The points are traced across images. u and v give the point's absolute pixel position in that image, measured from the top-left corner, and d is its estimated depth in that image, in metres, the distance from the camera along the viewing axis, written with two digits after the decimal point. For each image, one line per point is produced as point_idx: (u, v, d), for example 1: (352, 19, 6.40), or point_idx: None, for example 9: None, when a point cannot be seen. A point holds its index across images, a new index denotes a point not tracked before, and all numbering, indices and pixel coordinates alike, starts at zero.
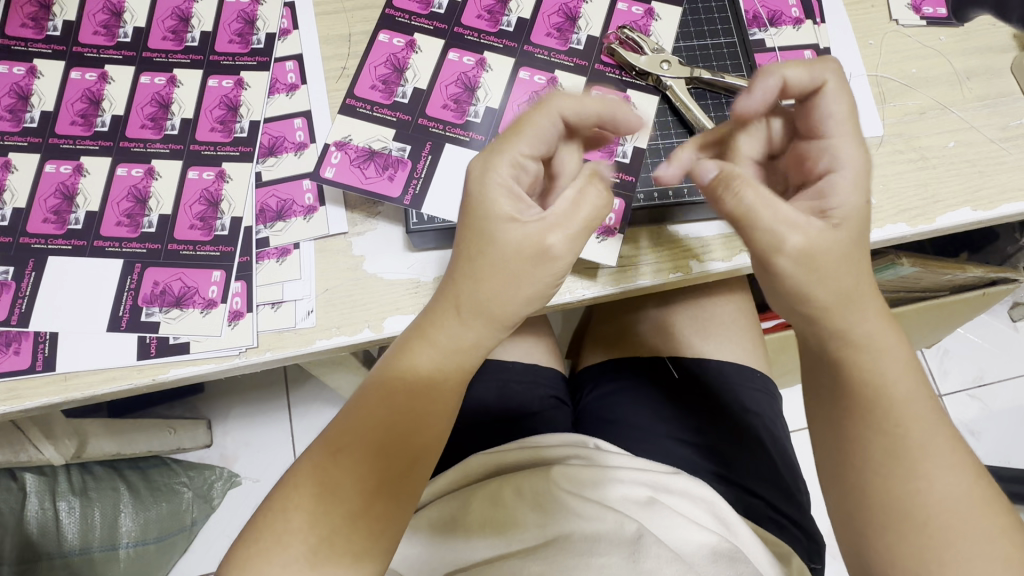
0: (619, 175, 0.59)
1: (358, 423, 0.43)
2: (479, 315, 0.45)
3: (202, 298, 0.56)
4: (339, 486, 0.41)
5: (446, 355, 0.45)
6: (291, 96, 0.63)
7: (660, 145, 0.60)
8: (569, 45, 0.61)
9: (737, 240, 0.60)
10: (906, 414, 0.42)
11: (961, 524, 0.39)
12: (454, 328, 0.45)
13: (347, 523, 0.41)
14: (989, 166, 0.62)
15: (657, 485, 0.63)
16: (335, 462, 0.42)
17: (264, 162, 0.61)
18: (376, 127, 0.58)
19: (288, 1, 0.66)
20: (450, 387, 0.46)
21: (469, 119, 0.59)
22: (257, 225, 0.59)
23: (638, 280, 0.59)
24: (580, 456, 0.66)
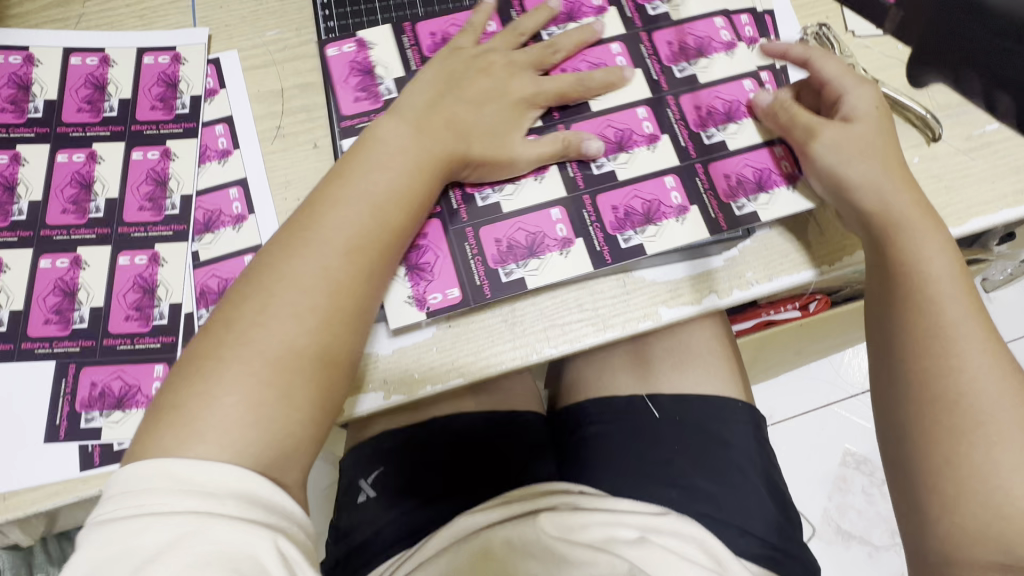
0: (603, 245, 0.57)
1: (275, 258, 0.50)
2: (385, 174, 0.52)
3: (145, 396, 0.53)
4: (295, 313, 0.48)
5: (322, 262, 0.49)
6: (224, 163, 0.59)
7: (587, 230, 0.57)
8: (624, 104, 0.61)
9: (705, 282, 0.57)
10: (937, 301, 0.52)
11: (987, 408, 0.50)
12: (364, 163, 0.53)
13: (280, 394, 0.46)
14: (954, 180, 0.61)
15: (646, 523, 0.62)
16: (280, 284, 0.48)
17: (200, 239, 0.57)
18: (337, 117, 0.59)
19: (212, 59, 0.62)
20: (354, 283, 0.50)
21: (385, 99, 0.60)
22: (199, 310, 0.55)
23: (606, 333, 0.56)
24: (566, 499, 0.63)
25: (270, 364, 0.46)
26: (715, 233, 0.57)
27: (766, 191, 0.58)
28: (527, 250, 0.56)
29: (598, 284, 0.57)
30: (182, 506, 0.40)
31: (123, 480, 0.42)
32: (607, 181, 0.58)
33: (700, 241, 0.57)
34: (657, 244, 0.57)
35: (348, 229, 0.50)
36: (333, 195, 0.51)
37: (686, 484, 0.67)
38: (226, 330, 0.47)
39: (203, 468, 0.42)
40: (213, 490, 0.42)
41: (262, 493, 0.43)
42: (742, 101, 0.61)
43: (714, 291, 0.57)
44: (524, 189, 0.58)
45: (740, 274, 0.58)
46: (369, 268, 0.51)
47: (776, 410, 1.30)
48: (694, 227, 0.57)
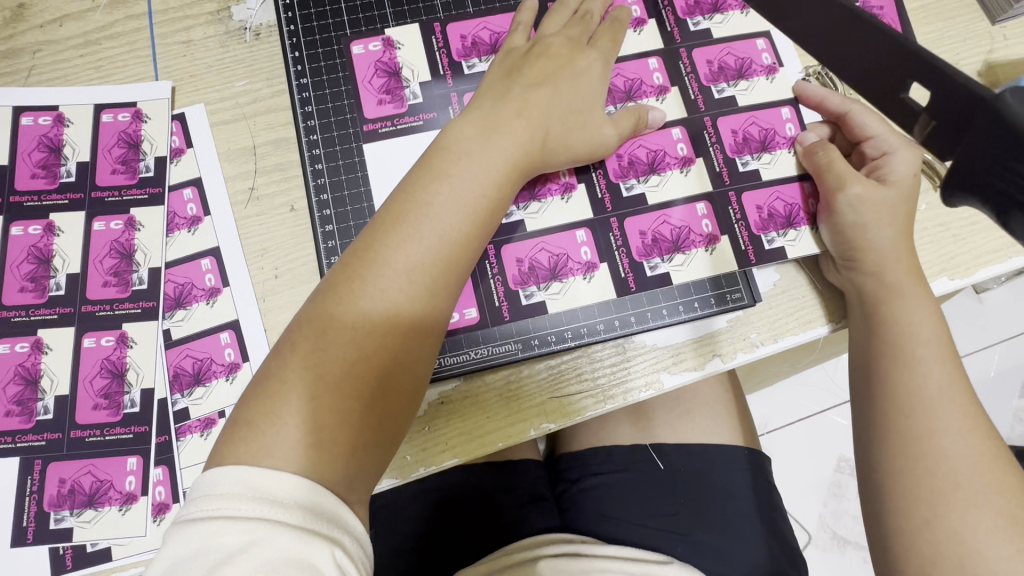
0: (628, 269, 0.55)
1: (343, 271, 0.45)
2: (494, 168, 0.49)
3: (119, 493, 0.50)
4: (357, 336, 0.43)
5: (387, 291, 0.45)
6: (193, 232, 0.55)
7: (614, 248, 0.55)
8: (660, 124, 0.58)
9: (708, 345, 0.55)
10: (924, 359, 0.48)
11: (967, 484, 0.45)
12: (482, 164, 0.48)
13: (356, 410, 0.42)
14: (962, 228, 0.58)
15: (648, 568, 0.59)
16: (352, 298, 0.44)
17: (171, 316, 0.53)
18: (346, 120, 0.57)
19: (176, 114, 0.58)
20: (422, 315, 0.46)
21: (409, 104, 0.58)
22: (172, 394, 0.52)
23: (606, 405, 0.53)
24: (566, 546, 0.61)
25: (340, 382, 0.42)
26: (721, 304, 0.55)
27: (796, 227, 0.56)
28: (548, 273, 0.55)
29: (596, 351, 0.54)
30: (254, 513, 0.37)
31: (203, 486, 0.39)
32: (636, 204, 0.56)
33: (704, 312, 0.55)
34: (662, 318, 0.54)
35: (448, 233, 0.47)
36: (418, 196, 0.47)
37: (689, 539, 0.64)
38: (296, 348, 0.43)
39: (281, 477, 0.39)
40: (284, 498, 0.38)
41: (330, 507, 0.39)
42: (778, 130, 0.58)
43: (717, 355, 0.55)
44: (550, 207, 0.56)
45: (744, 336, 0.55)
46: (440, 279, 0.46)
47: (771, 419, 1.07)
48: (721, 261, 0.55)
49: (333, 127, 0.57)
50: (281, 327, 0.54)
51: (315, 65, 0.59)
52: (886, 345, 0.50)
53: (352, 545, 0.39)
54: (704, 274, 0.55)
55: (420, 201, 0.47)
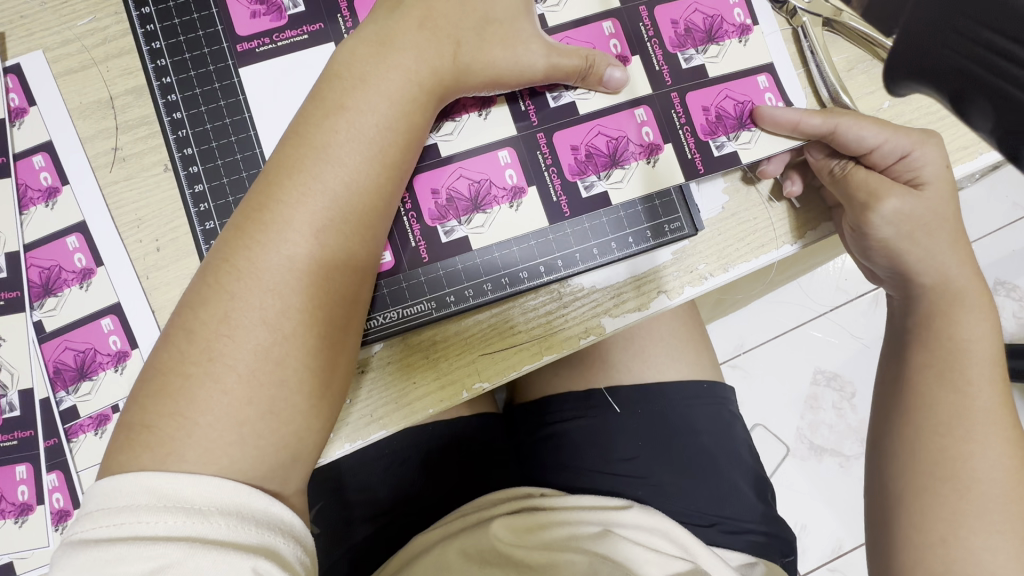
0: (562, 196, 0.46)
1: (232, 241, 0.36)
2: (399, 93, 0.38)
3: (12, 504, 0.45)
4: (268, 318, 0.34)
5: (288, 251, 0.35)
6: (52, 206, 0.47)
7: (544, 170, 0.46)
8: (587, 16, 0.48)
9: (650, 282, 0.48)
10: (973, 373, 0.44)
11: (993, 499, 0.42)
12: (384, 92, 0.38)
13: (269, 402, 0.34)
14: (931, 123, 0.51)
15: (611, 516, 0.56)
16: (252, 271, 0.35)
17: (41, 306, 0.47)
18: (207, 47, 0.45)
19: (10, 66, 0.48)
20: (344, 276, 0.37)
21: (290, 15, 0.45)
22: (56, 393, 0.46)
23: (543, 358, 0.47)
24: (521, 501, 0.57)
25: (256, 371, 0.34)
26: (660, 236, 0.47)
27: (749, 128, 0.48)
28: (470, 203, 0.45)
29: (528, 299, 0.47)
30: (162, 530, 0.30)
31: (96, 498, 0.32)
32: (568, 115, 0.46)
33: (641, 248, 0.47)
34: (593, 259, 0.46)
35: (356, 182, 0.37)
36: (314, 139, 0.37)
37: (650, 482, 0.62)
38: (188, 339, 0.34)
39: (194, 480, 0.32)
40: (198, 505, 0.31)
41: (257, 506, 0.33)
42: (725, 17, 0.49)
43: (663, 291, 0.48)
44: (466, 127, 0.45)
45: (691, 267, 0.48)
46: (361, 240, 0.37)
47: (745, 338, 1.03)
48: (664, 174, 0.47)
49: (184, 50, 0.45)
50: (171, 307, 0.47)
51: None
52: (943, 363, 0.44)
53: (292, 545, 0.33)
54: (642, 191, 0.47)
55: (318, 135, 0.37)
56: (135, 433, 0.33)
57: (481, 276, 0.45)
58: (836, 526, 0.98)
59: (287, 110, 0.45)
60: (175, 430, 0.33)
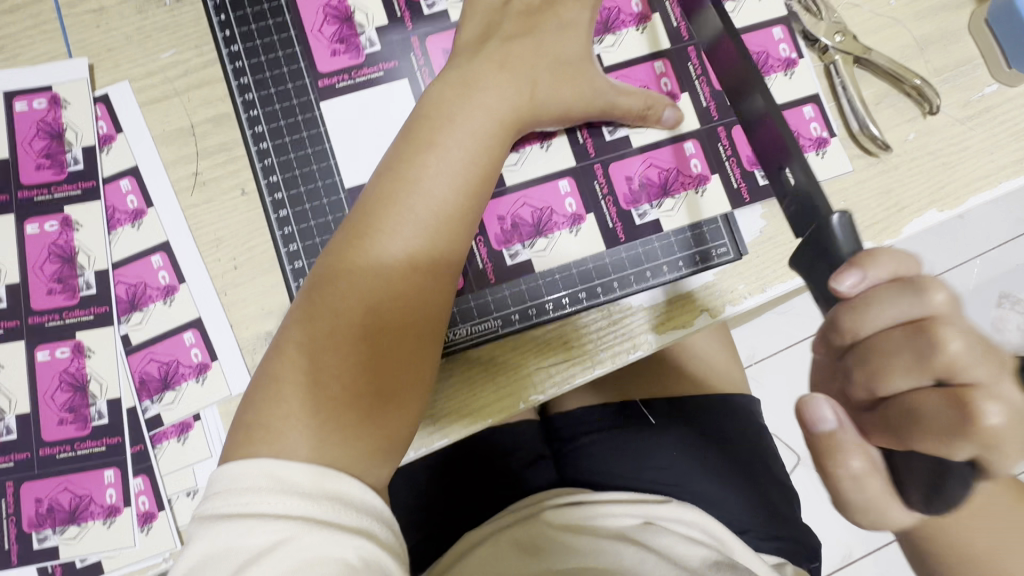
0: (617, 222, 0.50)
1: (334, 265, 0.40)
2: (482, 130, 0.42)
3: (101, 506, 0.48)
4: (368, 335, 0.39)
5: (387, 276, 0.40)
6: (138, 226, 0.51)
7: (602, 198, 0.49)
8: (641, 56, 0.51)
9: (695, 300, 0.51)
10: None
11: None
12: (469, 129, 0.42)
13: (370, 410, 0.38)
14: (950, 155, 0.56)
15: (650, 509, 0.60)
16: (353, 294, 0.39)
17: (128, 320, 0.50)
18: (291, 82, 0.49)
19: (98, 96, 0.52)
20: (434, 298, 0.41)
21: (368, 53, 0.49)
22: (142, 402, 0.49)
23: (596, 371, 0.50)
24: (565, 496, 0.62)
25: (359, 381, 0.38)
26: (706, 261, 0.50)
27: None
28: (533, 228, 0.49)
29: (582, 316, 0.50)
30: (281, 509, 0.34)
31: (222, 480, 0.36)
32: (622, 148, 0.50)
33: (688, 269, 0.50)
34: (643, 279, 0.50)
35: (444, 211, 0.41)
36: (407, 174, 0.41)
37: (683, 488, 0.64)
38: (298, 353, 0.38)
39: (305, 469, 0.36)
40: (310, 489, 0.35)
41: (356, 494, 0.37)
42: (772, 54, 0.55)
43: (707, 310, 0.51)
44: (530, 159, 0.49)
45: (732, 287, 0.51)
46: (447, 263, 0.42)
47: (761, 350, 1.06)
48: (711, 202, 0.51)
49: (269, 84, 0.49)
50: (249, 322, 0.50)
51: (250, 12, 0.49)
52: None
53: (386, 532, 0.36)
54: (691, 219, 0.50)
55: (410, 171, 0.41)
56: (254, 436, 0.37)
57: (542, 296, 0.49)
58: (849, 533, 1.01)
59: (366, 141, 0.48)
60: (286, 429, 0.37)
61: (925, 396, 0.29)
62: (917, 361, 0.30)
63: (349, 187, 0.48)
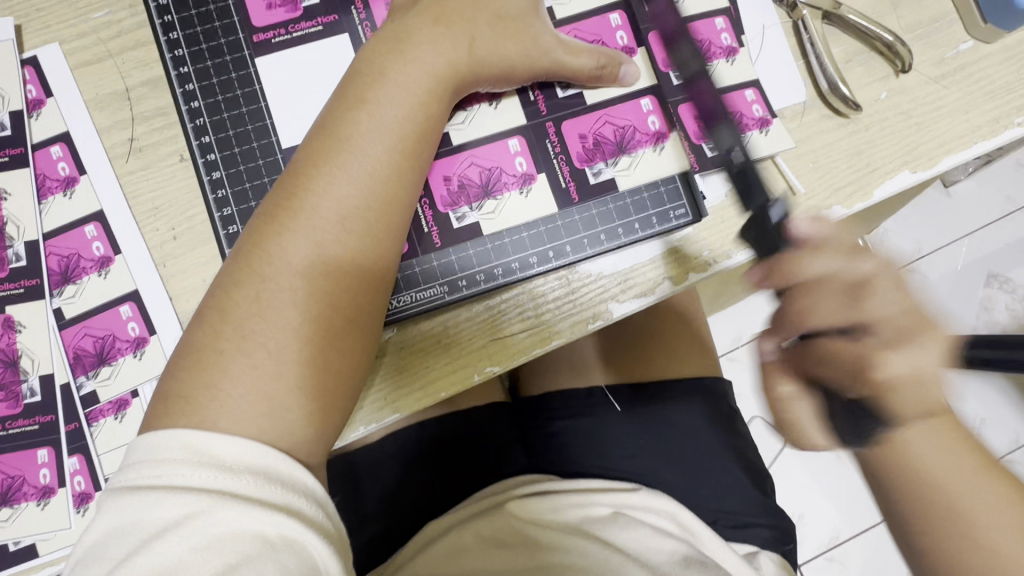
0: (569, 182, 0.47)
1: (262, 229, 0.38)
2: (418, 85, 0.40)
3: (34, 487, 0.46)
4: (296, 300, 0.37)
5: (317, 239, 0.37)
6: (70, 195, 0.48)
7: (552, 157, 0.47)
8: (595, 8, 0.49)
9: (654, 267, 0.49)
10: None
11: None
12: (401, 84, 0.40)
13: (299, 376, 0.36)
14: (924, 114, 0.54)
15: (618, 497, 0.58)
16: (280, 258, 0.37)
17: (60, 293, 0.47)
18: (224, 38, 0.46)
19: (26, 58, 0.49)
20: (370, 262, 0.39)
21: (305, 6, 0.46)
22: (76, 378, 0.47)
23: (551, 341, 0.48)
24: (531, 485, 0.59)
25: (286, 349, 0.36)
26: (665, 222, 0.48)
27: (737, 135, 0.51)
28: (481, 189, 0.46)
29: (537, 285, 0.48)
30: (196, 481, 0.32)
31: (139, 451, 0.34)
32: (575, 104, 0.48)
33: (648, 234, 0.48)
34: (600, 245, 0.48)
35: (378, 169, 0.39)
36: (338, 131, 0.39)
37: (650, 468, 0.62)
38: (221, 319, 0.36)
39: (225, 440, 0.34)
40: (230, 462, 0.34)
41: (281, 469, 0.35)
42: (713, 42, 0.52)
43: (668, 277, 0.49)
44: (477, 117, 0.46)
45: (695, 254, 0.49)
46: (383, 223, 0.39)
47: (742, 329, 1.04)
48: (669, 162, 0.48)
49: (201, 41, 0.46)
50: (189, 294, 0.48)
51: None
52: None
53: (314, 508, 0.34)
54: (647, 179, 0.48)
55: (341, 128, 0.39)
56: (170, 406, 0.35)
57: (491, 261, 0.47)
58: (833, 515, 1.00)
59: (303, 99, 0.46)
60: (210, 402, 0.35)
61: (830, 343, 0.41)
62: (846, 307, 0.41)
63: (285, 147, 0.46)
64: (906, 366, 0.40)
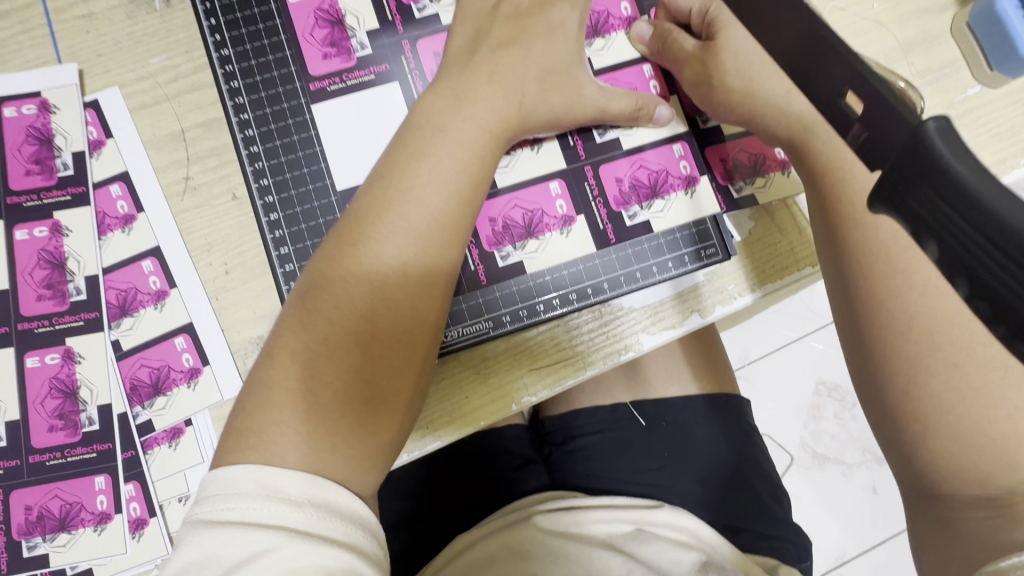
0: (607, 223, 0.50)
1: (327, 271, 0.40)
2: (473, 139, 0.43)
3: (92, 513, 0.48)
4: (360, 341, 0.39)
5: (379, 282, 0.40)
6: (128, 232, 0.51)
7: (591, 200, 0.50)
8: (629, 59, 0.52)
9: (685, 301, 0.51)
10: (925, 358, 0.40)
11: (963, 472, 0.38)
12: (459, 138, 0.43)
13: (363, 412, 0.38)
14: None
15: (641, 515, 0.59)
16: (345, 300, 0.39)
17: (118, 325, 0.50)
18: (282, 87, 0.49)
19: (88, 102, 0.52)
20: (427, 303, 0.41)
21: (359, 56, 0.49)
22: (133, 408, 0.49)
23: (586, 372, 0.50)
24: (558, 501, 0.62)
25: (351, 388, 0.38)
26: (697, 261, 0.51)
27: (763, 175, 0.52)
28: (524, 230, 0.49)
29: (573, 318, 0.51)
30: (264, 517, 0.34)
31: (213, 484, 0.36)
32: (612, 149, 0.51)
33: (680, 271, 0.51)
34: (635, 282, 0.50)
35: (436, 218, 0.42)
36: (399, 180, 0.42)
37: (673, 491, 0.64)
38: (288, 357, 0.39)
39: (293, 476, 0.36)
40: (296, 498, 0.35)
41: (344, 502, 0.37)
42: None
43: (698, 311, 0.51)
44: (521, 160, 0.49)
45: (722, 288, 0.52)
46: (438, 270, 0.42)
47: (752, 349, 1.07)
48: (700, 204, 0.51)
49: (260, 88, 0.49)
50: (241, 326, 0.50)
51: (240, 17, 0.50)
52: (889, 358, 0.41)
53: (368, 540, 0.36)
54: (680, 220, 0.51)
55: (401, 178, 0.42)
56: (241, 437, 0.37)
57: (533, 297, 0.49)
58: (840, 533, 1.02)
59: (357, 144, 0.48)
60: (279, 437, 0.37)
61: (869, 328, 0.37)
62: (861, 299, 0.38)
63: (339, 190, 0.48)
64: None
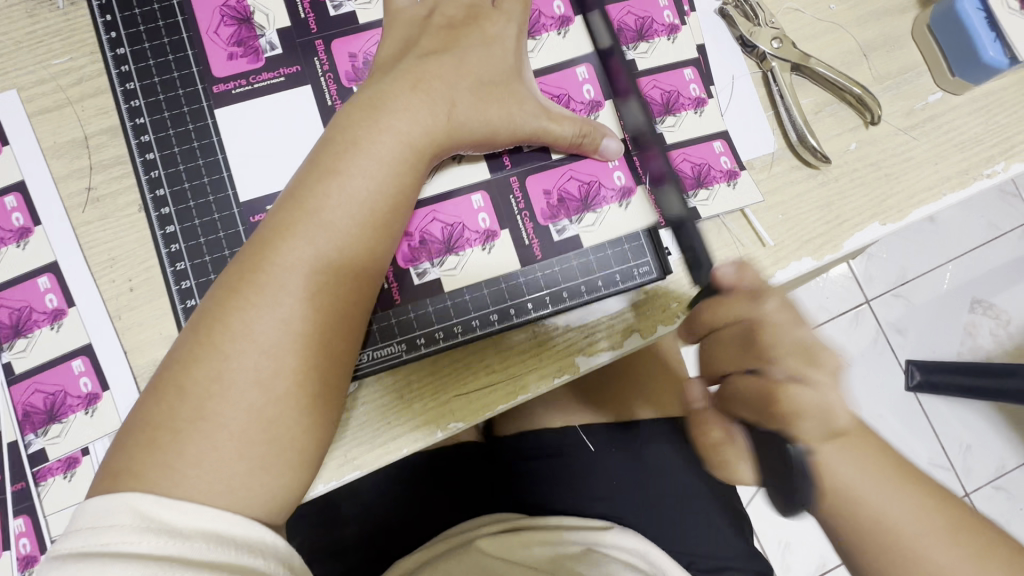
0: (534, 237, 0.47)
1: (224, 300, 0.37)
2: (390, 156, 0.40)
3: None
4: (262, 380, 0.36)
5: (284, 315, 0.36)
6: (25, 246, 0.47)
7: (516, 213, 0.47)
8: (563, 61, 0.49)
9: (623, 321, 0.48)
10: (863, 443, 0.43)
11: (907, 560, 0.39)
12: (377, 151, 0.40)
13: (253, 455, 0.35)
14: (893, 166, 0.53)
15: (591, 536, 0.56)
16: (244, 335, 0.36)
17: (11, 347, 0.46)
18: (184, 89, 0.46)
19: None
20: (340, 335, 0.38)
21: (267, 57, 0.45)
22: (25, 436, 0.45)
23: (516, 396, 0.47)
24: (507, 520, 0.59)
25: (245, 429, 0.35)
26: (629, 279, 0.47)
27: (706, 187, 0.50)
28: (443, 245, 0.46)
29: (502, 338, 0.47)
30: (144, 550, 0.32)
31: (89, 515, 0.33)
32: (540, 158, 0.47)
33: (613, 287, 0.47)
34: (565, 298, 0.47)
35: (348, 243, 0.38)
36: (306, 201, 0.38)
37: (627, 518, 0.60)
38: (175, 395, 0.35)
39: (178, 507, 0.33)
40: (182, 528, 0.33)
41: (239, 530, 0.34)
42: (682, 92, 0.52)
43: (637, 330, 0.47)
44: (445, 171, 0.46)
45: (665, 306, 0.48)
46: (350, 300, 0.38)
47: None
48: (635, 217, 0.48)
49: (157, 91, 0.46)
50: (145, 348, 0.47)
51: (139, 13, 0.47)
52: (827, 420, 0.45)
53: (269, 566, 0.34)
54: (613, 235, 0.47)
55: (310, 196, 0.38)
56: (118, 479, 0.34)
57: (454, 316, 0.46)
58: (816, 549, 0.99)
59: (264, 151, 0.45)
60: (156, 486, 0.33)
61: (743, 378, 0.37)
62: (743, 354, 0.38)
63: (242, 202, 0.45)
64: (811, 398, 0.36)
